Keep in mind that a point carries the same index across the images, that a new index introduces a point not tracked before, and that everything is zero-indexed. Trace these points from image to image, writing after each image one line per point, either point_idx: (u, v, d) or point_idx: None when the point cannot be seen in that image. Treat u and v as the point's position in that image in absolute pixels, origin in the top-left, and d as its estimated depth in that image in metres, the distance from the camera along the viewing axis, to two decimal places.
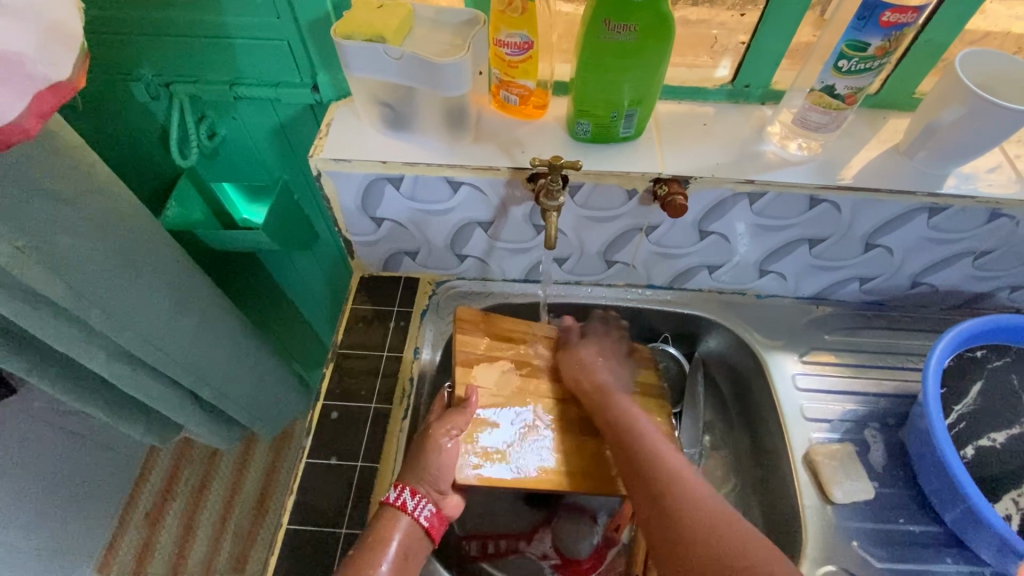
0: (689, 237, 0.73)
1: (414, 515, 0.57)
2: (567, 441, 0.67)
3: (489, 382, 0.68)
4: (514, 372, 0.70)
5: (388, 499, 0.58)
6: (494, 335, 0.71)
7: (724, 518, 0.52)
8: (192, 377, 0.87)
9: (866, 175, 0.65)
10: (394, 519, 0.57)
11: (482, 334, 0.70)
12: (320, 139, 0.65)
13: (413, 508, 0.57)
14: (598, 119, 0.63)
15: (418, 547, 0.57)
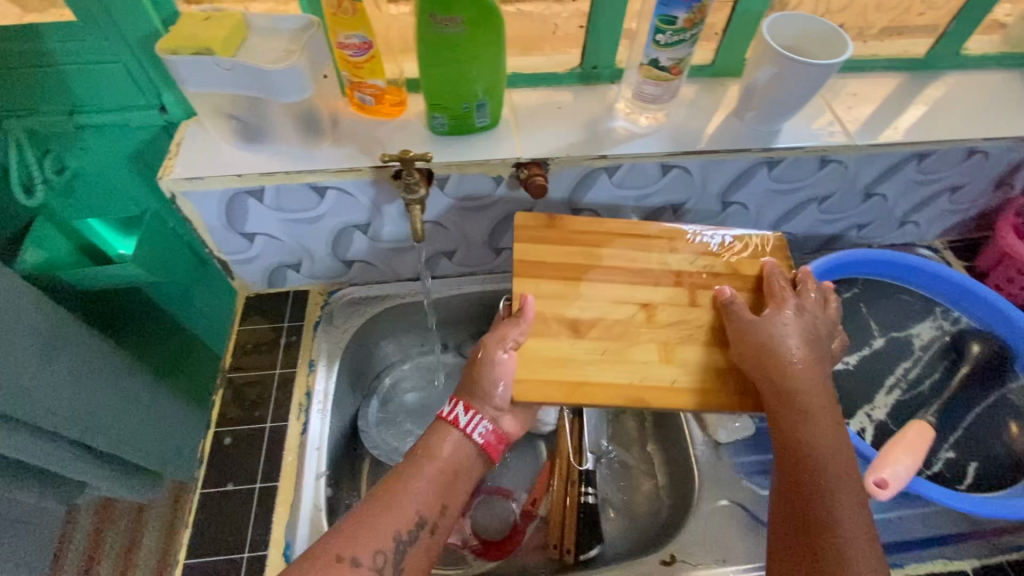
0: (564, 216, 0.76)
1: (465, 430, 0.58)
2: (652, 338, 0.63)
3: (551, 289, 0.65)
4: (578, 278, 0.67)
5: (445, 412, 0.59)
6: (558, 240, 0.68)
7: (860, 509, 0.48)
8: (81, 430, 0.81)
9: (708, 139, 0.70)
10: (445, 430, 0.58)
11: (541, 238, 0.68)
12: (170, 159, 0.63)
13: (466, 424, 0.58)
14: (451, 112, 0.65)
15: (468, 467, 0.58)
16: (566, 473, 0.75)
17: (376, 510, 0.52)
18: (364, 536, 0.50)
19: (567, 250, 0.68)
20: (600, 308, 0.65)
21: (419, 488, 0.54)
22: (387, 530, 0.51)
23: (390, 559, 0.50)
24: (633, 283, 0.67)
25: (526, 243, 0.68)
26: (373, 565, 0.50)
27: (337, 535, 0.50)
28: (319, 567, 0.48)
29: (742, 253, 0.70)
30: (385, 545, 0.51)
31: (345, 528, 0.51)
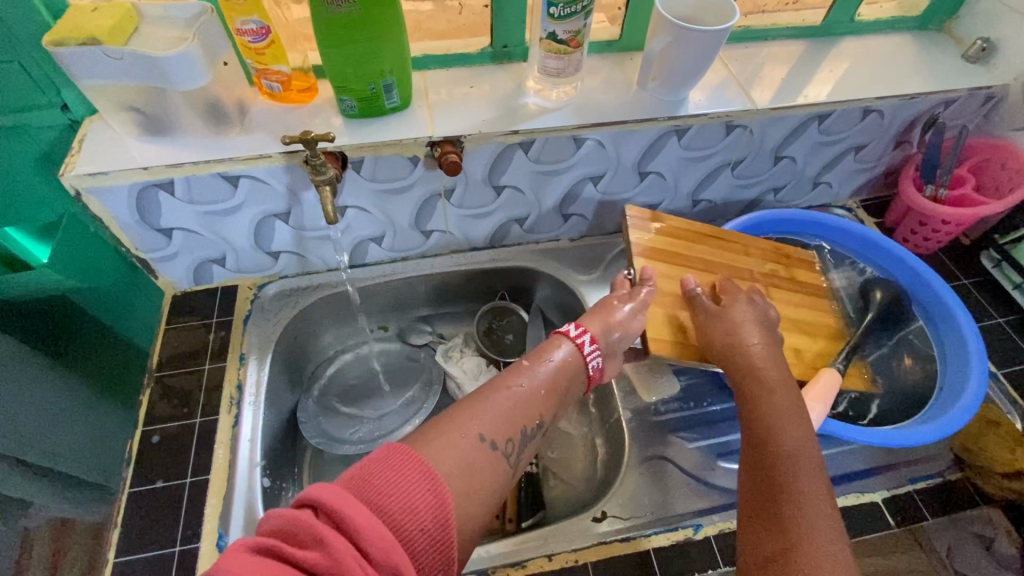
0: (488, 194, 0.77)
1: (585, 355, 0.60)
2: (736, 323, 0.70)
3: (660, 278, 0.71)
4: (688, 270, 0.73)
5: (570, 332, 0.61)
6: (678, 239, 0.75)
7: (815, 457, 0.51)
8: (11, 442, 0.78)
9: (616, 110, 0.72)
10: (562, 342, 0.60)
11: (660, 235, 0.74)
12: (72, 156, 0.62)
13: (587, 352, 0.60)
14: (358, 94, 0.65)
15: (570, 377, 0.59)
16: None
17: (498, 401, 0.52)
18: (487, 416, 0.50)
19: (731, 249, 0.76)
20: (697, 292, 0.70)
21: (528, 386, 0.54)
22: (516, 419, 0.51)
23: (518, 448, 0.50)
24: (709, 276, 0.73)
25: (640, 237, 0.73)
26: (505, 449, 0.49)
27: (481, 418, 0.49)
28: (465, 442, 0.46)
29: (799, 261, 0.79)
30: (514, 433, 0.50)
31: (474, 409, 0.50)
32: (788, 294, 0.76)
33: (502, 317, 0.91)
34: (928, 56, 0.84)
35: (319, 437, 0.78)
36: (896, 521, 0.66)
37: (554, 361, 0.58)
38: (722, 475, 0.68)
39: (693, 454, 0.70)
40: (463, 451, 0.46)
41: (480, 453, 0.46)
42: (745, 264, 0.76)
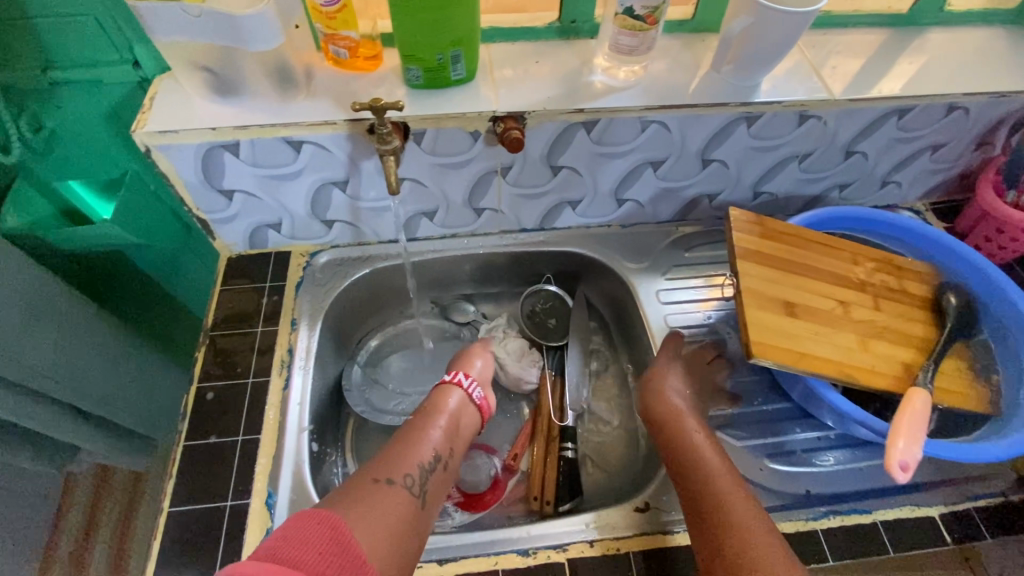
0: (544, 174, 0.76)
1: (465, 388, 0.69)
2: (844, 334, 0.63)
3: (764, 276, 0.65)
4: (792, 271, 0.66)
5: (445, 378, 0.70)
6: (781, 238, 0.68)
7: (765, 526, 0.55)
8: (67, 389, 0.82)
9: (682, 92, 0.69)
10: (449, 389, 0.69)
11: (762, 233, 0.68)
12: (144, 113, 0.63)
13: (464, 385, 0.70)
14: (426, 64, 0.64)
15: (460, 420, 0.67)
16: (547, 432, 0.78)
17: (396, 452, 0.60)
18: (394, 464, 0.58)
19: (836, 255, 0.70)
20: (797, 295, 0.64)
21: (433, 431, 0.63)
22: (412, 459, 0.59)
23: (417, 480, 0.58)
24: (814, 278, 0.67)
25: (740, 235, 0.67)
26: (405, 484, 0.56)
27: (379, 465, 0.58)
28: (367, 488, 0.54)
29: (906, 274, 0.73)
30: (413, 470, 0.58)
31: (379, 461, 0.58)
32: (896, 306, 0.69)
33: (545, 301, 0.90)
34: (1021, 53, 0.78)
35: (364, 408, 0.78)
36: (952, 537, 0.63)
37: (447, 407, 0.66)
38: (771, 475, 0.66)
39: (741, 451, 0.68)
40: (374, 497, 0.53)
41: (392, 493, 0.55)
42: (852, 272, 0.69)
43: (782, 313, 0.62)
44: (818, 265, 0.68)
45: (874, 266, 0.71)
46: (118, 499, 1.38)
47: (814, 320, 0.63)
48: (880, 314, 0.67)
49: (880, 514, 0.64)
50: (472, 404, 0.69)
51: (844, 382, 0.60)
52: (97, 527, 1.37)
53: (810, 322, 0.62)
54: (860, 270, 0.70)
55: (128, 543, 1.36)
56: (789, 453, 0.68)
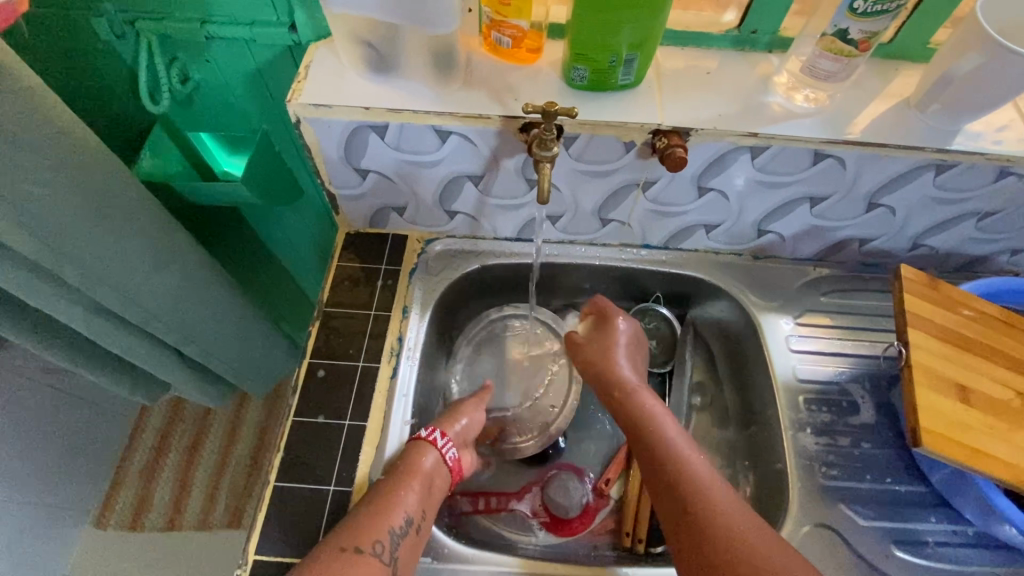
0: (688, 194, 0.70)
1: (440, 450, 0.63)
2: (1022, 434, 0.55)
3: (937, 351, 0.57)
4: (964, 349, 0.59)
5: (422, 434, 0.64)
6: (954, 307, 0.61)
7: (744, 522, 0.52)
8: (177, 335, 0.85)
9: (869, 128, 0.62)
10: (424, 451, 0.62)
11: (935, 298, 0.61)
12: (299, 83, 0.61)
13: (440, 445, 0.63)
14: (594, 64, 0.59)
15: (435, 482, 0.61)
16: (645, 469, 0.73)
17: (366, 514, 0.55)
18: (361, 530, 0.54)
19: (1012, 338, 0.61)
20: (972, 379, 0.57)
21: (407, 494, 0.58)
22: (381, 525, 0.55)
23: (387, 547, 0.54)
24: (989, 363, 0.59)
25: (914, 297, 0.60)
26: (375, 552, 0.53)
27: (347, 530, 0.54)
28: (332, 563, 0.51)
29: None
30: (383, 537, 0.54)
31: (348, 526, 0.55)
32: None
33: (651, 322, 0.84)
34: None
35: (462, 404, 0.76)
36: None
37: (420, 470, 0.60)
38: (896, 565, 0.61)
39: (864, 532, 0.62)
40: (345, 572, 0.51)
41: (362, 566, 0.52)
42: None
43: (955, 398, 0.55)
44: (995, 347, 0.60)
45: None
46: (187, 430, 1.49)
47: (989, 412, 0.56)
48: None
49: None
50: (445, 467, 0.63)
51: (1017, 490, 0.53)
52: (165, 453, 1.47)
53: (984, 414, 0.55)
54: None
55: (193, 472, 1.44)
56: (918, 543, 0.62)
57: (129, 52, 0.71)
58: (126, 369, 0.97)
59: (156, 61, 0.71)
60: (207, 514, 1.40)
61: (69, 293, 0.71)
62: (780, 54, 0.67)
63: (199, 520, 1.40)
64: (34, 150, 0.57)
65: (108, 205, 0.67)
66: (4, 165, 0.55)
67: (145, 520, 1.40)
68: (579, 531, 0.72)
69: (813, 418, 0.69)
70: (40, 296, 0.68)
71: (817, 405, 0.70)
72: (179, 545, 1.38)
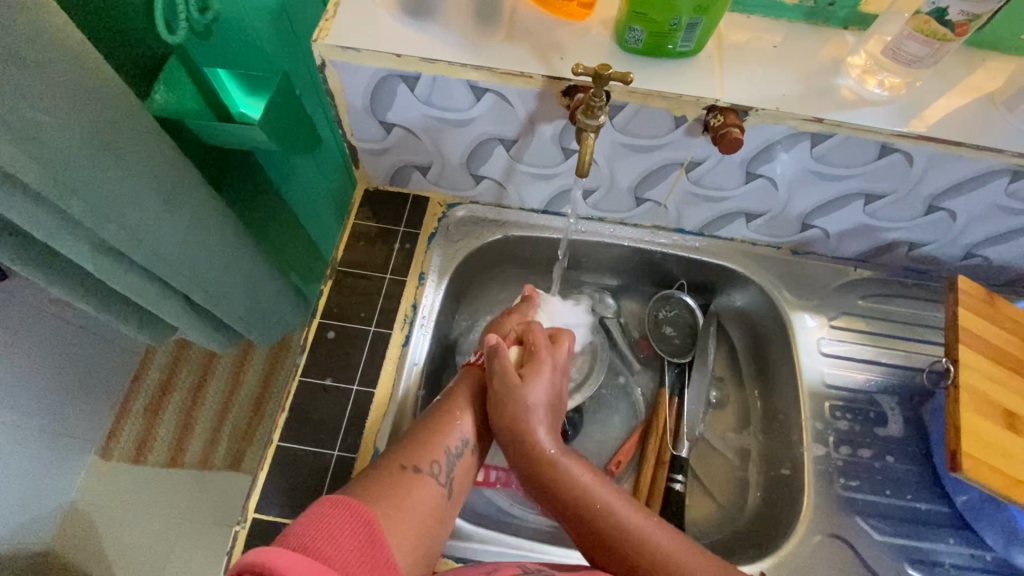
0: (735, 179, 0.65)
1: (491, 374, 0.62)
2: None
3: (987, 373, 0.54)
4: (1017, 375, 0.55)
5: (472, 360, 0.63)
6: (1006, 324, 0.57)
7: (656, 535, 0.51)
8: (185, 279, 0.83)
9: (946, 123, 0.56)
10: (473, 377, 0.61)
11: (991, 315, 0.57)
12: (327, 21, 0.56)
13: (490, 366, 0.62)
14: (653, 26, 0.53)
15: (490, 414, 0.60)
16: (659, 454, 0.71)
17: (425, 434, 0.54)
18: (419, 448, 0.52)
19: None
20: (1021, 405, 0.53)
21: (467, 416, 0.57)
22: (438, 445, 0.53)
23: (444, 468, 0.52)
24: None
25: (970, 312, 0.56)
26: (431, 472, 0.51)
27: (407, 449, 0.52)
28: (393, 477, 0.49)
29: None
30: (443, 458, 0.53)
31: (407, 444, 0.53)
32: None
33: (672, 309, 0.80)
34: None
35: None
36: None
37: (478, 396, 0.59)
38: None
39: (879, 548, 0.60)
40: (405, 488, 0.48)
41: (421, 488, 0.49)
42: None
43: (1001, 425, 0.52)
44: None
45: None
46: (191, 372, 1.49)
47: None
48: None
49: None
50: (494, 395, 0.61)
51: None
52: (170, 392, 1.48)
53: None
54: None
55: (196, 414, 1.46)
56: (933, 564, 0.60)
57: None
58: (134, 309, 0.96)
59: None
60: (208, 454, 1.42)
61: (74, 228, 0.68)
62: (856, 31, 0.60)
63: (200, 459, 1.42)
64: (41, 74, 0.53)
65: (119, 140, 0.63)
66: (9, 87, 0.51)
67: (146, 455, 1.42)
68: None
69: (839, 426, 0.67)
70: (45, 228, 0.65)
71: (842, 413, 0.67)
72: (180, 482, 1.40)
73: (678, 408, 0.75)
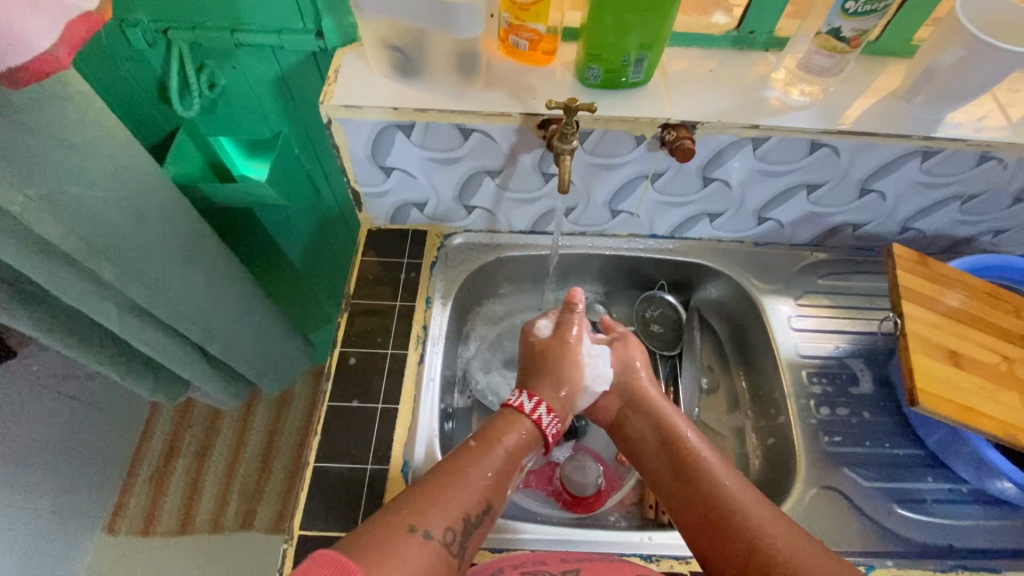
0: (694, 185, 0.75)
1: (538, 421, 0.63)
2: (1014, 397, 0.60)
3: (930, 322, 0.63)
4: (955, 320, 0.64)
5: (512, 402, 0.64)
6: (937, 279, 0.66)
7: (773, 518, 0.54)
8: (201, 332, 0.88)
9: (862, 119, 0.67)
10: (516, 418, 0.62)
11: (925, 276, 0.66)
12: (330, 86, 0.65)
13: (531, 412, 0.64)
14: (608, 64, 0.64)
15: (524, 452, 0.61)
16: None
17: (439, 489, 0.52)
18: (435, 510, 0.50)
19: (993, 307, 0.67)
20: (963, 345, 0.62)
21: (488, 465, 0.57)
22: (458, 498, 0.52)
23: (459, 537, 0.50)
24: (976, 330, 0.64)
25: (906, 274, 0.65)
26: (443, 540, 0.49)
27: (420, 509, 0.50)
28: (394, 535, 0.47)
29: None
30: (455, 523, 0.51)
31: (413, 500, 0.51)
32: None
33: (657, 310, 0.89)
34: None
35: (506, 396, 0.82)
36: None
37: (508, 438, 0.60)
38: (898, 521, 0.65)
39: (868, 493, 0.67)
40: (400, 550, 0.46)
41: (415, 547, 0.47)
42: (1016, 329, 0.66)
43: (948, 362, 0.60)
44: (983, 319, 0.65)
45: None
46: (197, 434, 1.50)
47: (980, 376, 0.60)
48: None
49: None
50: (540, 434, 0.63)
51: (1005, 443, 0.57)
52: (176, 457, 1.48)
53: (975, 376, 0.60)
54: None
55: (203, 477, 1.46)
56: (917, 501, 0.66)
57: (160, 60, 0.74)
58: (146, 370, 0.99)
59: (186, 68, 0.73)
60: (220, 515, 1.41)
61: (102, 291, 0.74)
62: (776, 53, 0.72)
63: (211, 520, 1.41)
64: (83, 153, 0.60)
65: (146, 205, 0.69)
66: (53, 167, 0.58)
67: (155, 526, 1.40)
68: (594, 508, 0.74)
69: (818, 391, 0.74)
70: (78, 293, 0.70)
71: (818, 378, 0.75)
72: (190, 549, 1.38)
73: (675, 396, 0.82)
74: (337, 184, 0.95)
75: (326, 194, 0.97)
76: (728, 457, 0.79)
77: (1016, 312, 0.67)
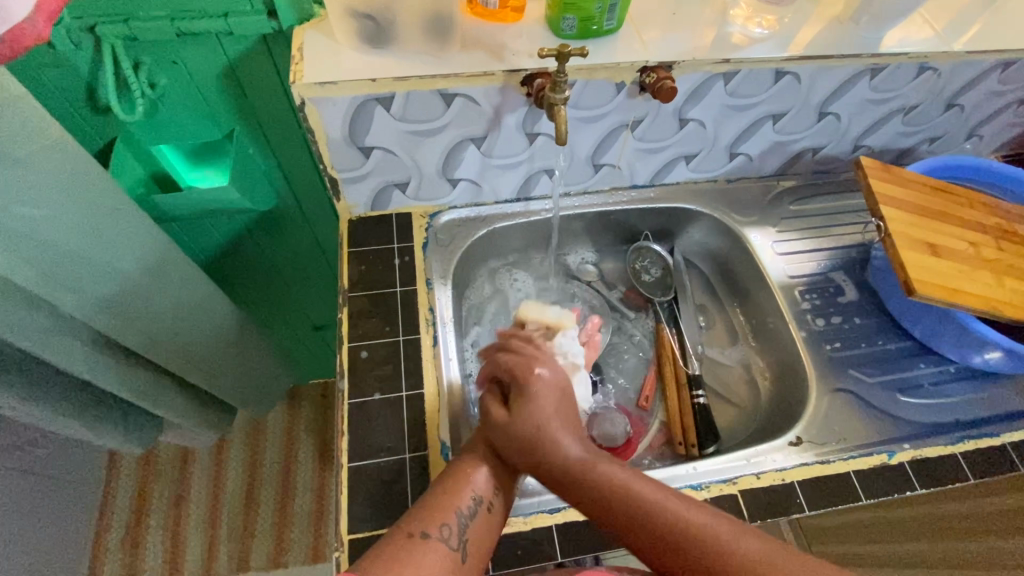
0: (670, 128, 0.76)
1: None
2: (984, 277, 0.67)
3: (903, 216, 0.68)
4: (922, 213, 0.70)
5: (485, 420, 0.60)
6: (900, 181, 0.72)
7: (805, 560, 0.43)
8: (175, 357, 0.80)
9: (816, 43, 0.71)
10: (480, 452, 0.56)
11: (891, 179, 0.71)
12: (298, 64, 0.61)
13: None
14: (583, 12, 0.63)
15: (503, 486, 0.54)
16: (676, 377, 0.80)
17: (434, 499, 0.51)
18: (434, 511, 0.50)
19: (949, 199, 0.73)
20: (935, 236, 0.69)
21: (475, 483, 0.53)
22: (451, 506, 0.50)
23: (456, 530, 0.49)
24: (942, 222, 0.70)
25: (877, 180, 0.71)
26: (442, 536, 0.48)
27: (418, 514, 0.49)
28: (396, 543, 0.46)
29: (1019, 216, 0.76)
30: (454, 519, 0.49)
31: (420, 507, 0.50)
32: (1014, 248, 0.73)
33: (648, 259, 0.90)
34: None
35: None
36: None
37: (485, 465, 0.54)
38: (905, 407, 0.71)
39: (873, 386, 0.72)
40: (413, 557, 0.46)
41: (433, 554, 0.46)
42: (973, 218, 0.73)
43: (924, 252, 0.66)
44: (947, 212, 0.72)
45: (990, 216, 0.74)
46: (168, 482, 1.38)
47: (953, 260, 0.67)
48: (998, 252, 0.71)
49: (1007, 436, 0.68)
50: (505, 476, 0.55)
51: (985, 315, 0.64)
52: (147, 511, 1.35)
53: (949, 260, 0.67)
54: (983, 219, 0.74)
55: (184, 527, 1.33)
56: (916, 386, 0.73)
57: (86, 63, 0.66)
58: (105, 414, 0.89)
59: (121, 67, 0.66)
60: (210, 564, 1.29)
61: (60, 326, 0.66)
62: None
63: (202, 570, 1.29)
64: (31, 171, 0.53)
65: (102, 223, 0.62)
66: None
67: None
68: (628, 456, 0.75)
69: (809, 305, 0.79)
70: (32, 327, 0.62)
71: (809, 294, 0.80)
72: None
73: (680, 336, 0.84)
74: (297, 185, 0.88)
75: (286, 196, 0.90)
76: (739, 384, 0.83)
77: (970, 204, 0.75)
